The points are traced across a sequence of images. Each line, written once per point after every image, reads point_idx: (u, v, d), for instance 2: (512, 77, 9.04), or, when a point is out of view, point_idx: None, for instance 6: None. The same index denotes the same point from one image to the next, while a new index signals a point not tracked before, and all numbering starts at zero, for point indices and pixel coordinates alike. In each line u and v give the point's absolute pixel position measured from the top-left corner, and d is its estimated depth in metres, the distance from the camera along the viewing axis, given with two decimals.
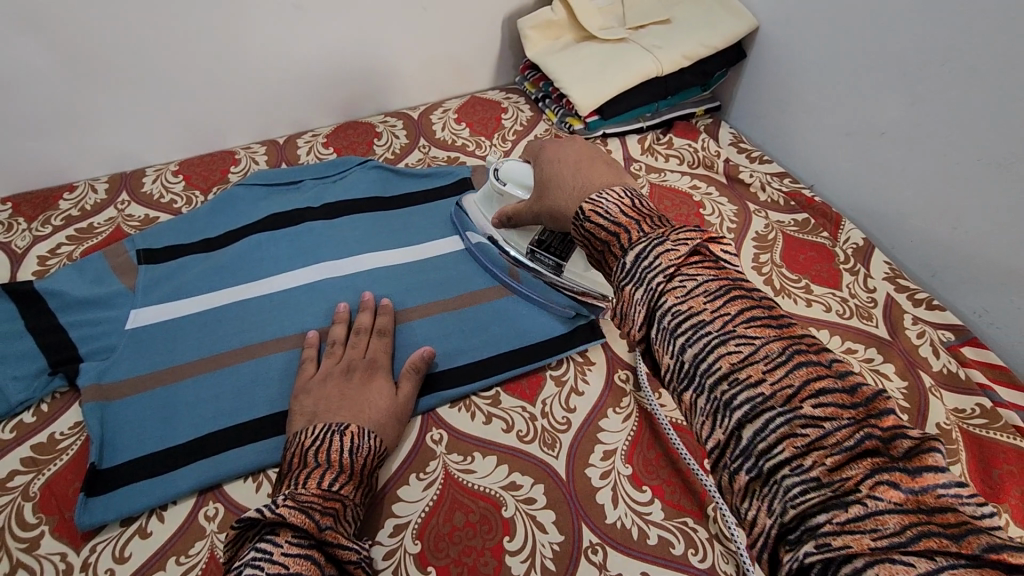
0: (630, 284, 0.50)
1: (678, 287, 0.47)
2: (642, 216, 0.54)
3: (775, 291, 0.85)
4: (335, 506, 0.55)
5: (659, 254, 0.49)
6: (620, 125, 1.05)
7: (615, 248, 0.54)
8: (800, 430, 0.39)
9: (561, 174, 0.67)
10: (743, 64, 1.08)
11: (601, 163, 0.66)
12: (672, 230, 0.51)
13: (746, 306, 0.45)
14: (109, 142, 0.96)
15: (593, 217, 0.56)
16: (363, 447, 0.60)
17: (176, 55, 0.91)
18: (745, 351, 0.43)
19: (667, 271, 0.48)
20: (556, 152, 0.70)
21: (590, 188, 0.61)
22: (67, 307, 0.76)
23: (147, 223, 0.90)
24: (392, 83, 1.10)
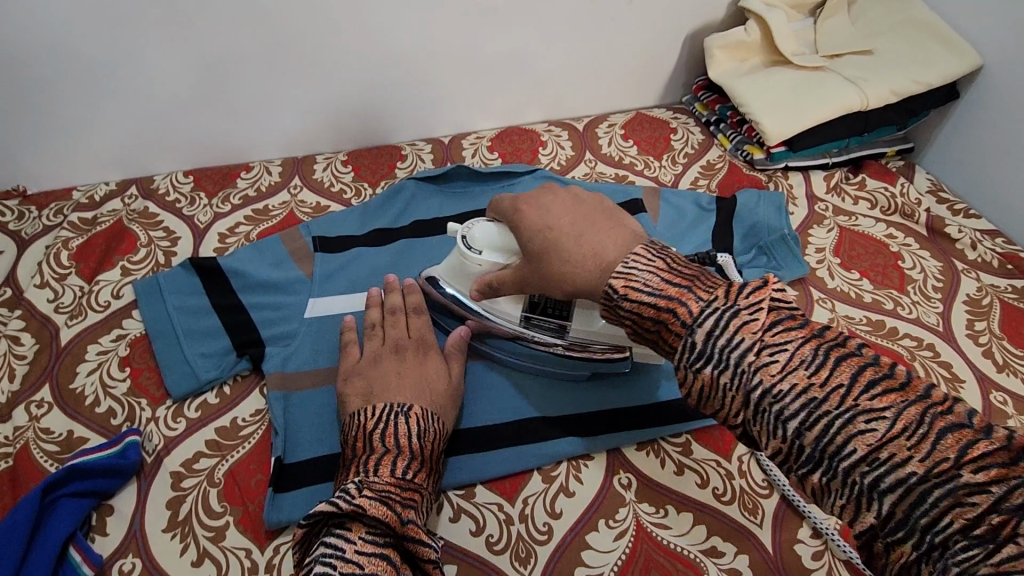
0: (708, 365, 0.45)
1: (771, 364, 0.43)
2: (687, 282, 0.50)
3: (996, 366, 0.75)
4: (412, 497, 0.53)
5: (737, 329, 0.45)
6: (805, 159, 0.97)
7: (673, 325, 0.48)
8: (864, 425, 0.40)
9: (562, 242, 0.57)
10: (953, 105, 0.97)
11: (605, 220, 0.58)
12: (732, 292, 0.47)
13: (770, 311, 0.45)
14: (286, 127, 0.96)
15: (631, 294, 0.51)
16: (429, 430, 0.58)
17: (364, 45, 0.89)
18: (795, 366, 0.43)
19: (754, 347, 0.44)
20: (543, 211, 0.59)
21: (610, 258, 0.54)
22: (249, 287, 0.76)
23: (318, 211, 0.89)
24: (561, 92, 1.06)
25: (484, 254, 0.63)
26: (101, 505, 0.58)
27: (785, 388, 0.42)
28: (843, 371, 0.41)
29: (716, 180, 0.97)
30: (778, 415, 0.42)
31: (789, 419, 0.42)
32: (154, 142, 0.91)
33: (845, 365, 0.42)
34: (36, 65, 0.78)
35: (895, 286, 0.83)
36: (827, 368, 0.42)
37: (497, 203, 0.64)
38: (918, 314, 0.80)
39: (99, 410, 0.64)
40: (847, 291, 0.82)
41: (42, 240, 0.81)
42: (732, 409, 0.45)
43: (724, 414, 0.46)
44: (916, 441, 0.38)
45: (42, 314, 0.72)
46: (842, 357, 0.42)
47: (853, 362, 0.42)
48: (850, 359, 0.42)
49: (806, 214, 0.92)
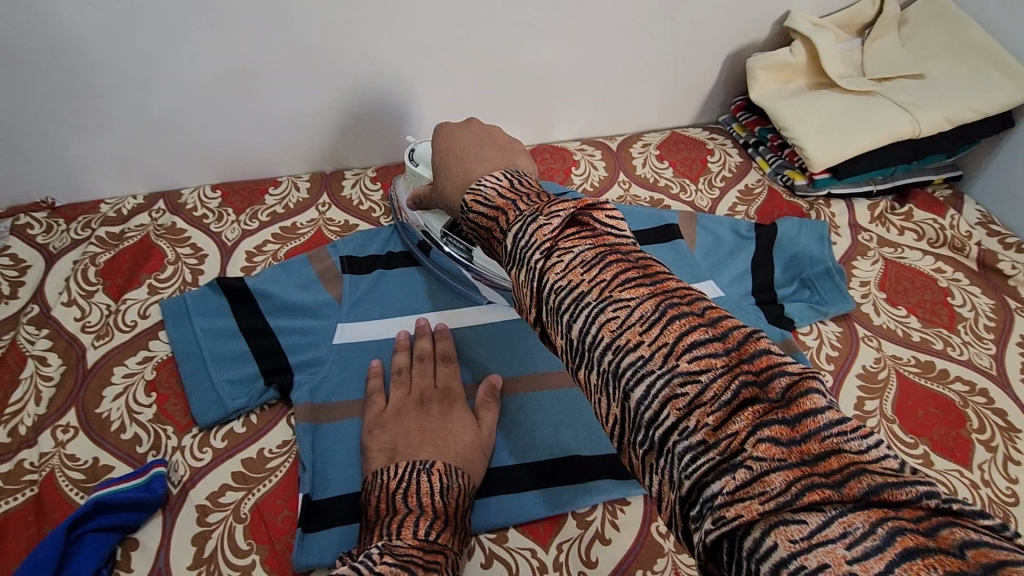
0: (519, 269, 0.41)
1: (556, 264, 0.39)
2: (519, 195, 0.46)
3: None
4: (438, 559, 0.47)
5: (538, 235, 0.41)
6: (849, 186, 0.93)
7: (499, 234, 0.45)
8: (791, 515, 0.28)
9: (448, 165, 0.58)
10: (1006, 134, 0.93)
11: (496, 149, 0.57)
12: (549, 205, 0.43)
13: (682, 317, 0.35)
14: (316, 141, 0.94)
15: (473, 206, 0.47)
16: (453, 487, 0.55)
17: (398, 60, 0.88)
18: (633, 324, 0.36)
19: (546, 250, 0.40)
20: (449, 138, 0.61)
21: (475, 175, 0.53)
22: (277, 310, 0.74)
23: (347, 230, 0.88)
24: (595, 109, 1.03)
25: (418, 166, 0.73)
26: (126, 538, 0.56)
27: (687, 430, 0.32)
28: (746, 420, 0.31)
29: (755, 206, 0.94)
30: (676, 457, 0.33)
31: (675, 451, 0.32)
32: (183, 154, 0.90)
33: (675, 326, 0.35)
34: (69, 78, 0.77)
35: (944, 324, 0.79)
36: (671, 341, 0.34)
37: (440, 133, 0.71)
38: (970, 355, 0.76)
39: (125, 437, 0.63)
40: (893, 328, 0.79)
41: (69, 255, 0.80)
42: (529, 306, 0.41)
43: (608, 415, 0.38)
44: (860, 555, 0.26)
45: (69, 333, 0.71)
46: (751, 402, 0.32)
47: (686, 323, 0.35)
48: (688, 322, 0.35)
49: (849, 244, 0.89)
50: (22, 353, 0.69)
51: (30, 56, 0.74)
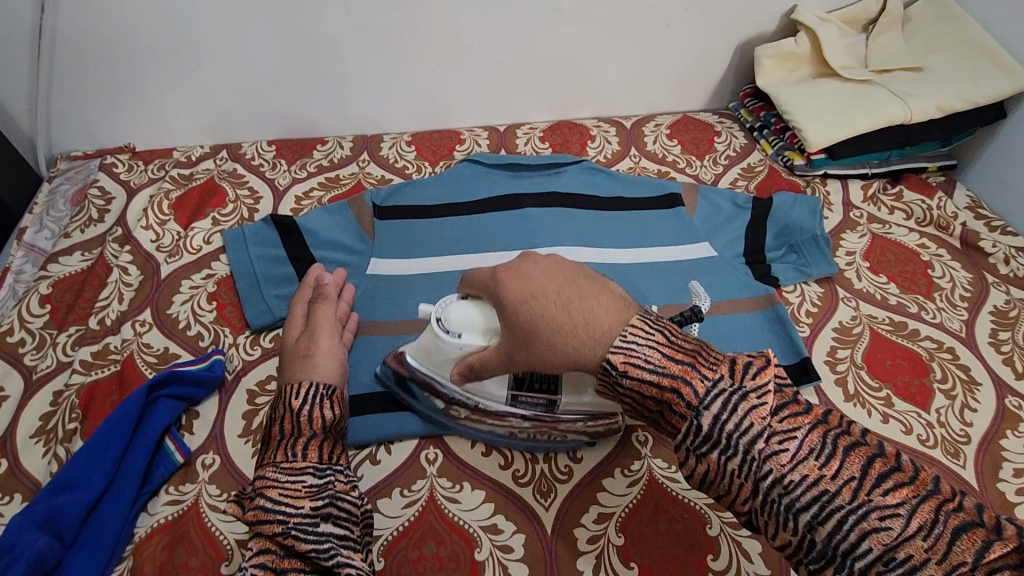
0: (716, 451, 0.45)
1: (782, 453, 0.43)
2: (691, 358, 0.47)
3: (1016, 373, 0.77)
4: (260, 482, 0.54)
5: (747, 412, 0.44)
6: (844, 168, 1.00)
7: (677, 405, 0.46)
8: (880, 523, 0.41)
9: (546, 311, 0.50)
10: (997, 126, 0.99)
11: (587, 285, 0.51)
12: (733, 368, 0.47)
13: (756, 374, 0.46)
14: (361, 105, 1.06)
15: (631, 372, 0.47)
16: (291, 412, 0.60)
17: (440, 32, 0.98)
18: (757, 409, 0.45)
19: (763, 433, 0.44)
20: (525, 282, 0.52)
21: (611, 331, 0.48)
22: (321, 243, 0.86)
23: (383, 183, 0.99)
24: (613, 91, 1.13)
25: (463, 337, 0.60)
26: (189, 409, 0.68)
27: (746, 428, 0.44)
28: (773, 406, 0.45)
29: (755, 182, 1.02)
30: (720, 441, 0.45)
31: (800, 511, 0.42)
32: (246, 112, 1.02)
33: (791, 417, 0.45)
34: (158, 34, 0.90)
35: (921, 292, 0.86)
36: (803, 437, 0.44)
37: (473, 275, 0.59)
38: (942, 319, 0.83)
39: (190, 333, 0.75)
40: (872, 292, 0.86)
41: (146, 190, 0.93)
42: (739, 495, 0.45)
43: (731, 498, 0.46)
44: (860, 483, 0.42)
45: (146, 251, 0.84)
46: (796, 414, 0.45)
47: (821, 430, 0.44)
48: (788, 406, 0.46)
49: (840, 219, 0.96)
50: (108, 264, 0.82)
51: (128, 16, 0.87)
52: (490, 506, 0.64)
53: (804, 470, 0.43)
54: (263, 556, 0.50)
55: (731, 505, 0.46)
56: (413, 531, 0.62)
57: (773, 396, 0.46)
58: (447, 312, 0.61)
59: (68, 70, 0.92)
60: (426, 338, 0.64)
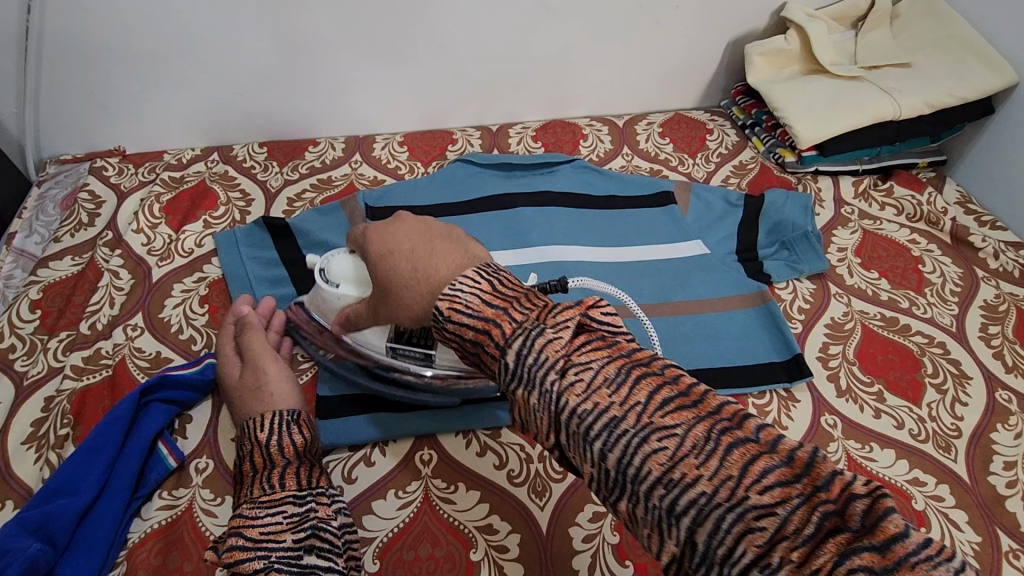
0: (522, 387, 0.43)
1: (574, 382, 0.41)
2: (507, 303, 0.46)
3: (1007, 367, 0.78)
4: (235, 521, 0.52)
5: (544, 348, 0.42)
6: (834, 164, 1.01)
7: (489, 347, 0.45)
8: (755, 524, 0.34)
9: (397, 266, 0.54)
10: (986, 121, 1.00)
11: (446, 243, 0.54)
12: (547, 314, 0.45)
13: (646, 377, 0.41)
14: (353, 105, 1.05)
15: (453, 317, 0.47)
16: (258, 442, 0.58)
17: (431, 31, 0.98)
18: (600, 387, 0.41)
19: (558, 365, 0.42)
20: (389, 239, 0.57)
21: (440, 279, 0.50)
22: (314, 245, 0.86)
23: (375, 183, 0.99)
24: (605, 90, 1.13)
25: (342, 286, 0.66)
26: (182, 413, 0.68)
27: (593, 414, 0.40)
28: (731, 461, 0.36)
29: (746, 179, 1.02)
30: (651, 493, 0.38)
31: (596, 441, 0.40)
32: (236, 113, 1.02)
33: (645, 387, 0.40)
34: (147, 36, 0.89)
35: (912, 287, 0.87)
36: (627, 387, 0.40)
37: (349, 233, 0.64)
38: (933, 314, 0.83)
39: (183, 337, 0.75)
40: (864, 288, 0.86)
41: (137, 193, 0.93)
42: (545, 430, 0.43)
43: (539, 434, 0.44)
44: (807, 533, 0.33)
45: (137, 255, 0.83)
46: (736, 445, 0.37)
47: (653, 381, 0.40)
48: (649, 379, 0.41)
49: (832, 215, 0.96)
50: (99, 268, 0.81)
51: (118, 19, 0.87)
52: (486, 507, 0.64)
53: (596, 395, 0.41)
54: None
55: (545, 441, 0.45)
56: (408, 532, 0.62)
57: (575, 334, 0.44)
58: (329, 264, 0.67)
59: (57, 73, 0.91)
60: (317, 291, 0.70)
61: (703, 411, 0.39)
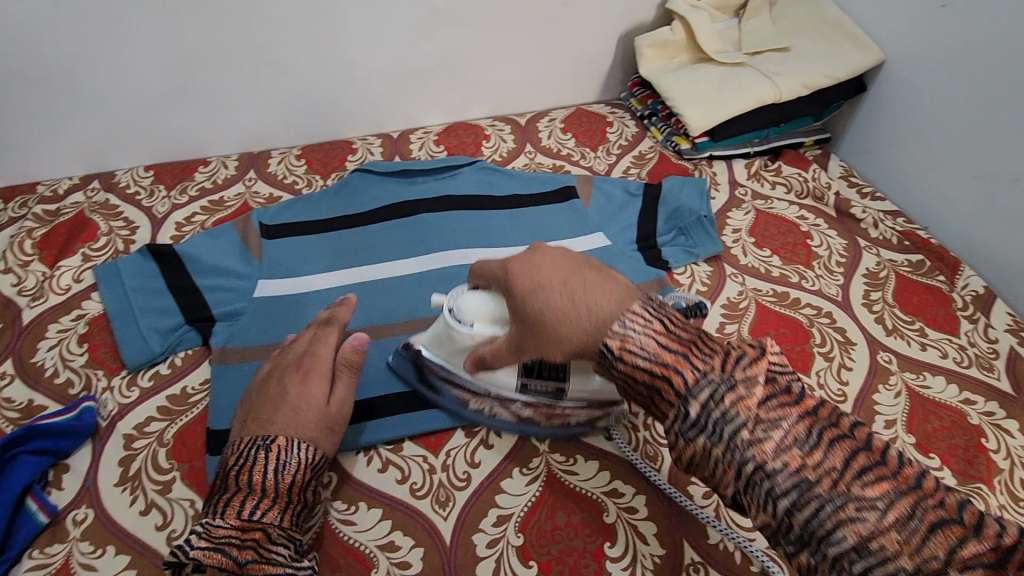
0: (704, 437, 0.47)
1: (766, 440, 0.45)
2: (686, 348, 0.50)
3: (887, 330, 0.82)
4: (258, 536, 0.54)
5: (735, 403, 0.46)
6: (727, 148, 1.04)
7: (667, 392, 0.49)
8: (857, 514, 0.42)
9: (552, 303, 0.54)
10: (861, 98, 1.05)
11: (599, 275, 0.55)
12: (729, 365, 0.48)
13: (841, 443, 0.45)
14: (243, 121, 1.01)
15: (626, 356, 0.50)
16: (290, 463, 0.58)
17: (316, 38, 0.95)
18: (791, 448, 0.45)
19: (748, 423, 0.46)
20: (535, 270, 0.56)
21: (607, 316, 0.52)
22: (203, 271, 0.82)
23: (271, 201, 0.95)
24: (505, 90, 1.13)
25: (476, 326, 0.62)
26: (58, 463, 0.64)
27: (779, 467, 0.44)
28: (837, 455, 0.44)
29: (646, 169, 1.05)
30: (769, 492, 0.45)
31: (781, 497, 0.44)
32: (115, 137, 0.96)
33: (838, 451, 0.44)
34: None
35: (802, 261, 0.91)
36: (822, 449, 0.44)
37: (482, 268, 0.62)
38: (821, 286, 0.88)
39: (58, 381, 0.70)
40: (757, 266, 0.90)
41: (6, 230, 0.87)
42: (723, 480, 0.47)
43: (716, 482, 0.48)
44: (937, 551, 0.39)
45: (6, 297, 0.78)
46: (938, 525, 0.40)
47: (847, 447, 0.44)
48: (843, 444, 0.45)
49: (727, 198, 1.00)
50: None
51: None
52: (388, 523, 0.62)
53: (792, 456, 0.45)
54: None
55: (719, 490, 0.48)
56: None
57: (762, 386, 0.47)
58: (459, 302, 0.62)
59: None
60: (439, 328, 0.66)
61: (801, 408, 0.47)
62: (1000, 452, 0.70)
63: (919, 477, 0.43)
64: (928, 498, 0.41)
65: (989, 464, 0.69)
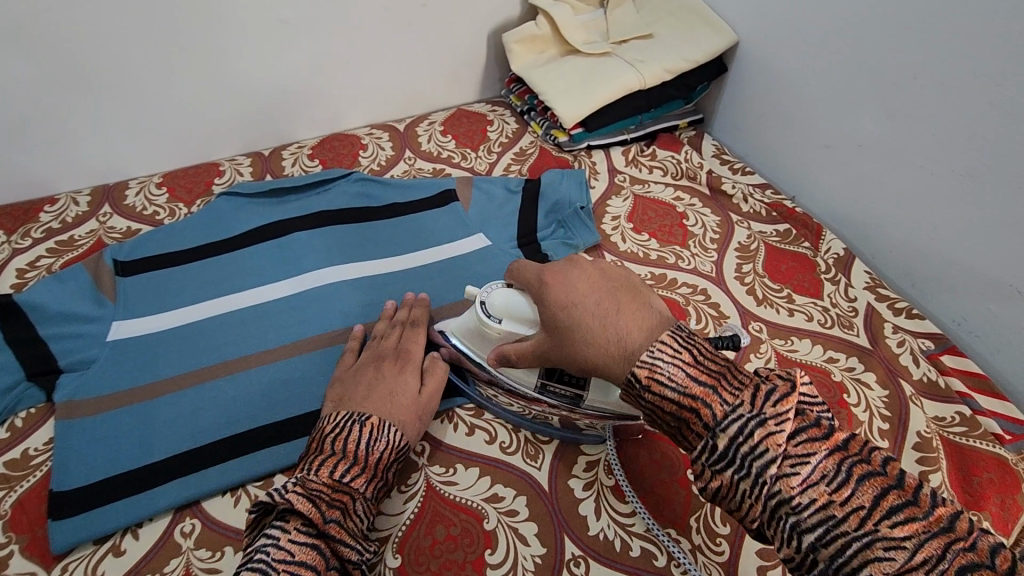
0: (730, 470, 0.46)
1: (793, 475, 0.44)
2: (715, 380, 0.49)
3: (757, 300, 0.85)
4: (343, 500, 0.56)
5: (763, 440, 0.45)
6: (603, 137, 1.06)
7: (695, 424, 0.48)
8: (884, 553, 0.40)
9: (583, 322, 0.55)
10: (724, 78, 1.09)
11: (632, 299, 0.56)
12: (757, 399, 0.47)
13: (871, 480, 0.43)
14: (91, 153, 0.94)
15: (655, 387, 0.50)
16: (382, 441, 0.60)
17: (158, 58, 0.89)
18: (817, 482, 0.43)
19: (777, 460, 0.44)
20: (570, 292, 0.57)
21: (633, 345, 0.52)
22: (48, 319, 0.75)
23: (128, 235, 0.89)
24: (380, 97, 1.10)
25: (504, 321, 0.64)
26: None
27: (805, 502, 0.43)
28: (866, 492, 0.42)
29: (526, 165, 1.04)
30: (795, 526, 0.43)
31: (807, 532, 0.43)
32: None
33: (868, 488, 0.43)
34: None
35: (678, 242, 0.93)
36: (849, 487, 0.43)
37: (522, 270, 0.64)
38: (696, 264, 0.90)
39: None
40: (636, 251, 0.91)
41: None
42: (750, 513, 0.46)
43: (742, 515, 0.46)
44: None
45: None
46: (968, 568, 0.39)
47: (877, 484, 0.43)
48: (873, 480, 0.43)
49: (606, 186, 1.01)
50: None
51: None
52: None
53: (826, 498, 0.43)
54: (308, 570, 0.51)
55: (744, 522, 0.47)
56: None
57: (792, 421, 0.46)
58: (492, 296, 0.64)
59: None
60: (472, 319, 0.68)
61: (831, 444, 0.45)
62: (861, 405, 0.74)
63: (951, 516, 0.42)
64: (958, 542, 0.40)
65: (850, 418, 0.72)
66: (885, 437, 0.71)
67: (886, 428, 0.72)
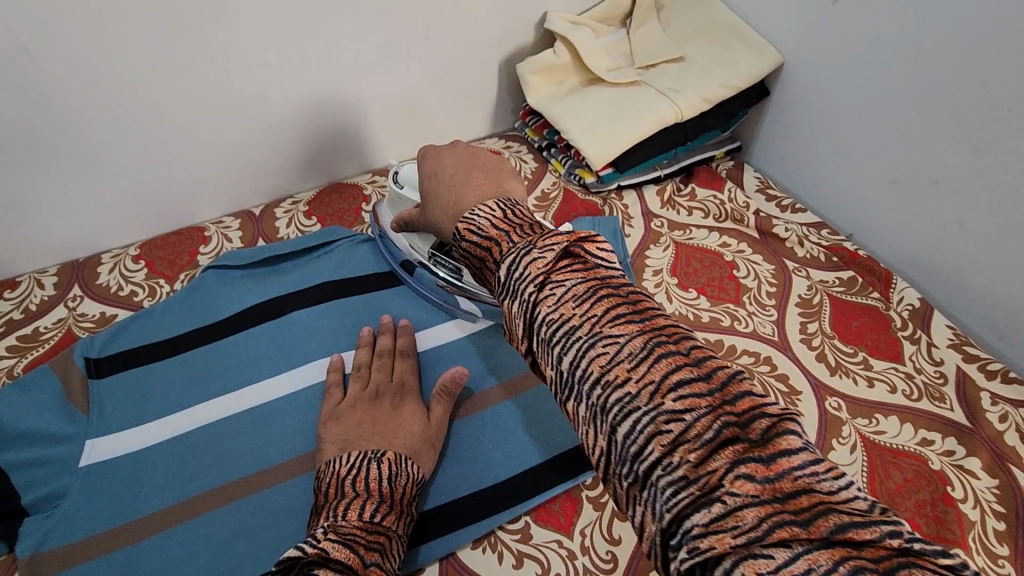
0: (516, 301, 0.44)
1: (550, 296, 0.43)
2: (513, 227, 0.49)
3: (830, 369, 0.75)
4: (381, 541, 0.50)
5: (528, 264, 0.44)
6: (635, 176, 0.94)
7: (489, 264, 0.49)
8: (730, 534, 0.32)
9: (438, 190, 0.60)
10: (766, 102, 0.97)
11: (480, 171, 0.58)
12: (540, 237, 0.46)
13: (658, 345, 0.39)
14: (52, 229, 0.82)
15: (466, 236, 0.50)
16: (402, 475, 0.56)
17: (122, 119, 0.77)
18: (586, 317, 0.42)
19: (538, 280, 0.44)
20: (436, 166, 0.61)
21: (467, 204, 0.55)
22: (9, 443, 0.64)
23: (102, 323, 0.78)
24: (381, 139, 0.98)
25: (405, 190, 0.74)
26: None
27: (572, 336, 0.41)
28: (655, 367, 0.38)
29: (551, 211, 0.93)
30: (559, 352, 0.42)
31: (557, 349, 0.42)
32: None
33: (661, 365, 0.38)
34: None
35: (731, 298, 0.82)
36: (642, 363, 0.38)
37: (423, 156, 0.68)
38: (754, 326, 0.79)
39: None
40: (684, 313, 0.81)
41: None
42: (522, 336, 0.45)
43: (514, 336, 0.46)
44: (711, 459, 0.34)
45: None
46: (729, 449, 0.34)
47: (673, 363, 0.38)
48: (673, 360, 0.38)
49: (642, 234, 0.90)
50: None
51: None
52: None
53: (684, 457, 0.35)
54: None
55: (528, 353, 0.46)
56: None
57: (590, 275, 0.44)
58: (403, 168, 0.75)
59: None
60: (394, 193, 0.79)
61: (641, 320, 0.41)
62: (968, 501, 0.64)
63: (743, 395, 0.36)
64: (733, 421, 0.35)
65: (960, 519, 0.63)
66: (1001, 541, 0.61)
67: (1003, 528, 0.63)
